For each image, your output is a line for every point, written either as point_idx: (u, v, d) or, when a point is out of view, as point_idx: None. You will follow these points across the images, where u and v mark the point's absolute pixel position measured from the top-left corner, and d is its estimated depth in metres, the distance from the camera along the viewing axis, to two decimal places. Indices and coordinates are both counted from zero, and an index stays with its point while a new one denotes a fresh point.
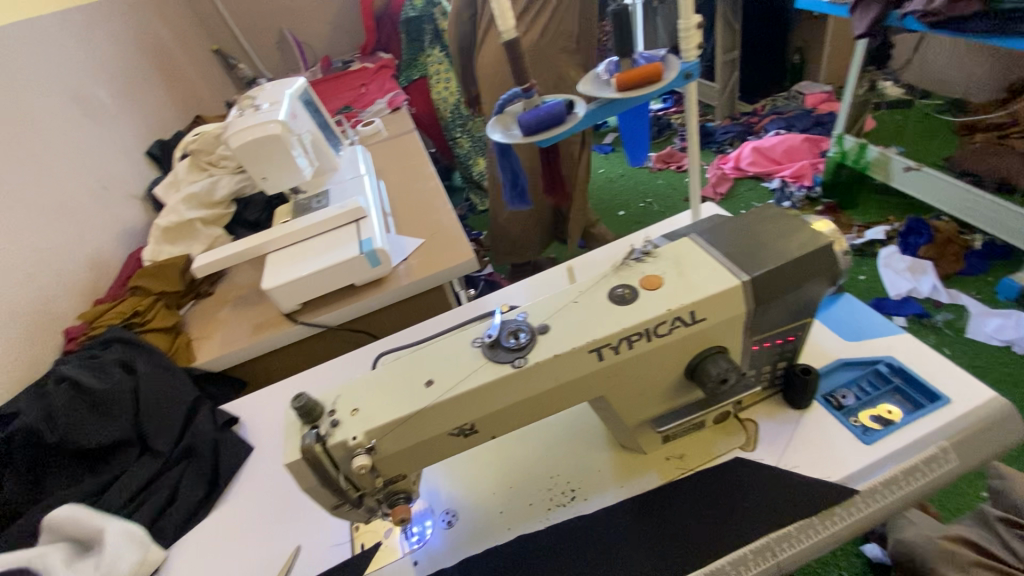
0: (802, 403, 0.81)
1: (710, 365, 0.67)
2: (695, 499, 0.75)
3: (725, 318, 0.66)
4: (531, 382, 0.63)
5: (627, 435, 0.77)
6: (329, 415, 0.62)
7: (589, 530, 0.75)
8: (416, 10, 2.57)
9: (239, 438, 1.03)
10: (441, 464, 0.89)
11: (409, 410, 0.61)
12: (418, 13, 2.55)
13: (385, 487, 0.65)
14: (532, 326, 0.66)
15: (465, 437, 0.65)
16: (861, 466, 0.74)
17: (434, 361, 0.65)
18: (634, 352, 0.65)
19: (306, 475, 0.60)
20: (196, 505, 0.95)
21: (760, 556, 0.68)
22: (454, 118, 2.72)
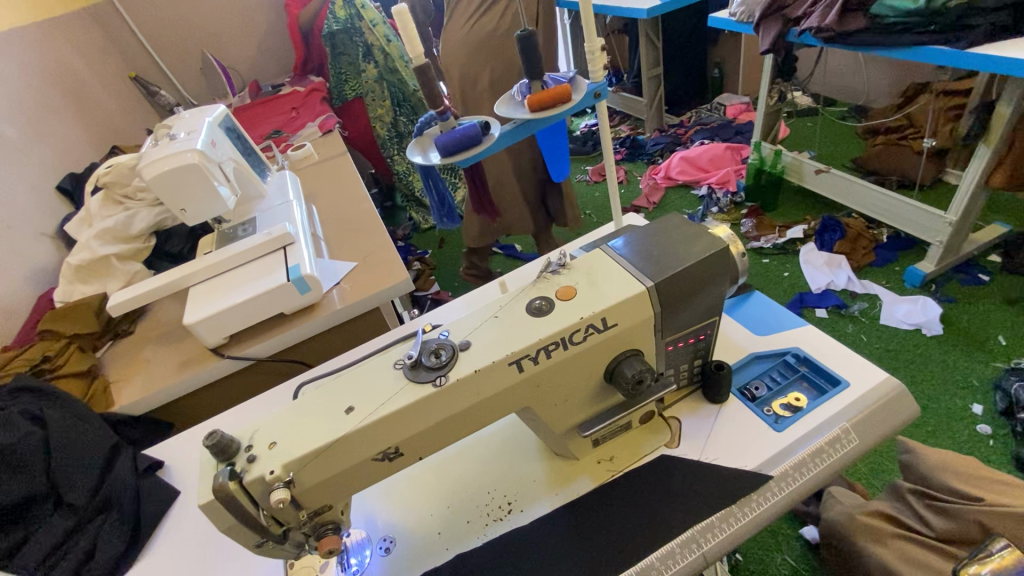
0: (719, 397, 0.86)
1: (626, 368, 0.71)
2: (625, 500, 0.78)
3: (637, 323, 0.70)
4: (454, 399, 0.64)
5: (558, 443, 0.79)
6: (246, 451, 0.61)
7: (526, 541, 0.76)
8: (340, 23, 2.44)
9: (164, 483, 0.98)
10: (378, 490, 0.88)
11: (329, 438, 0.60)
12: (343, 26, 2.44)
13: (311, 519, 0.64)
14: (453, 343, 0.67)
15: (391, 460, 0.64)
16: (774, 453, 0.79)
17: (355, 386, 0.65)
18: (552, 361, 0.67)
19: (222, 515, 0.58)
20: (118, 558, 0.89)
21: (686, 549, 0.71)
22: (390, 136, 2.71)
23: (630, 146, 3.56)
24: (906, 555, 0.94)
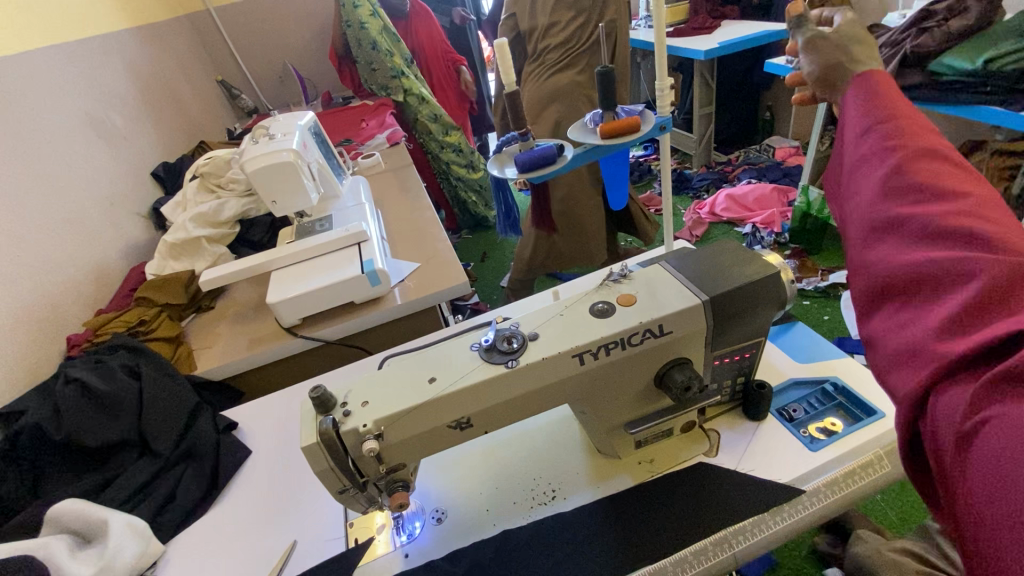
0: (759, 414, 0.91)
1: (676, 373, 0.78)
2: (663, 500, 0.84)
3: (689, 333, 0.77)
4: (522, 381, 0.72)
5: (603, 440, 0.86)
6: (341, 407, 0.70)
7: (568, 525, 0.83)
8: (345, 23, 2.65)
9: (238, 441, 1.09)
10: (432, 467, 0.96)
11: (413, 402, 0.69)
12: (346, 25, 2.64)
13: (387, 474, 0.73)
14: (523, 333, 0.75)
15: (462, 430, 0.73)
16: (807, 471, 0.84)
17: (436, 362, 0.74)
18: (610, 358, 0.75)
19: (318, 457, 0.67)
20: (194, 504, 0.99)
21: (718, 547, 0.77)
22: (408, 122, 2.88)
23: (676, 180, 3.64)
24: None
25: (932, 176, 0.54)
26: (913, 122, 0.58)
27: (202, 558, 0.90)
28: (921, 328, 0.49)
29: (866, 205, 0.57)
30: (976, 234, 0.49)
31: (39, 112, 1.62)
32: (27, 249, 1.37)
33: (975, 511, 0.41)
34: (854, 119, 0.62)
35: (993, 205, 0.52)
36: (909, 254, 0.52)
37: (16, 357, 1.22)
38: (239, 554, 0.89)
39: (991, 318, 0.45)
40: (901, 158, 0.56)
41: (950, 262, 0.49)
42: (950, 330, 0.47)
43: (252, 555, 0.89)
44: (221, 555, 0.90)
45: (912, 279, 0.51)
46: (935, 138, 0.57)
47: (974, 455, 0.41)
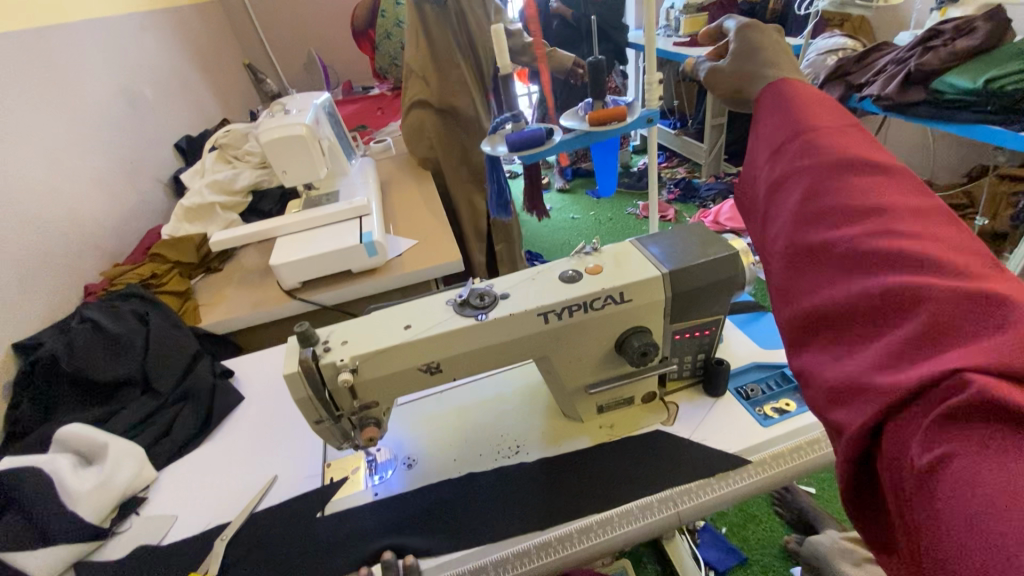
0: (717, 391, 0.96)
1: (635, 340, 0.84)
2: (617, 459, 0.90)
3: (649, 303, 0.83)
4: (489, 333, 0.79)
5: (566, 401, 0.92)
6: (322, 343, 0.77)
7: (527, 475, 0.89)
8: None
9: (234, 388, 1.16)
10: (408, 421, 1.03)
11: (388, 342, 0.76)
12: None
13: (360, 410, 0.80)
14: (495, 292, 0.82)
15: (431, 375, 0.80)
16: (755, 443, 0.89)
17: (413, 311, 0.81)
18: (573, 320, 0.81)
19: (298, 386, 0.74)
20: (188, 439, 1.07)
21: (664, 504, 0.83)
22: None
23: (684, 187, 3.69)
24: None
25: (860, 187, 0.52)
26: (834, 131, 0.56)
27: (191, 485, 0.98)
28: (862, 362, 0.46)
29: (794, 223, 0.55)
30: (909, 252, 0.46)
31: (75, 77, 1.72)
32: (55, 201, 1.47)
33: (943, 552, 0.37)
34: (773, 135, 0.60)
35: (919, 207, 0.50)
36: (842, 281, 0.49)
37: (39, 298, 1.31)
38: (225, 484, 0.97)
39: (927, 332, 0.42)
40: (827, 172, 0.53)
41: (882, 282, 0.46)
42: (889, 361, 0.44)
43: (237, 485, 0.96)
44: (209, 484, 0.97)
45: (849, 304, 0.48)
46: (860, 149, 0.55)
47: (937, 498, 0.38)
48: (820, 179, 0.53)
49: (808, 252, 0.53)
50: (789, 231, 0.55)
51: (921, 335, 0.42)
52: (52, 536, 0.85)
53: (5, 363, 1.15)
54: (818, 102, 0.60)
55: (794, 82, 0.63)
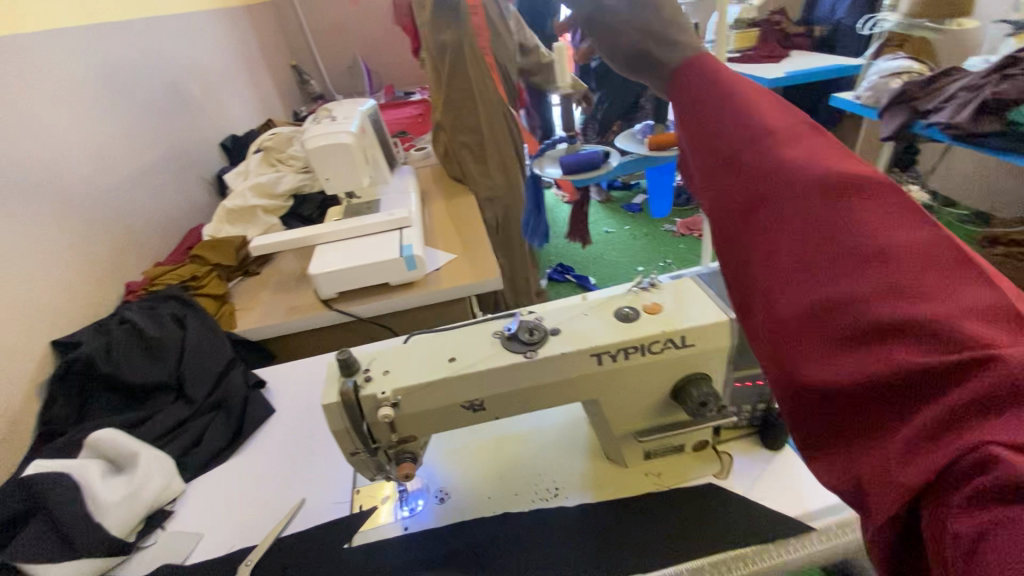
0: (775, 444, 0.89)
1: (694, 389, 0.77)
2: (664, 513, 0.83)
3: (712, 349, 0.77)
4: (538, 372, 0.74)
5: (613, 444, 0.86)
6: (363, 373, 0.74)
7: (566, 522, 0.83)
8: None
9: (266, 400, 1.14)
10: (441, 450, 0.98)
11: (431, 377, 0.72)
12: None
13: (397, 444, 0.75)
14: (546, 327, 0.77)
15: (474, 412, 0.75)
16: (820, 506, 0.81)
17: (458, 344, 0.76)
18: (628, 363, 0.76)
19: (335, 417, 0.71)
20: (217, 451, 1.05)
21: (717, 568, 0.73)
22: None
23: None
24: None
25: (848, 201, 0.44)
26: (802, 136, 0.50)
27: (218, 501, 0.95)
28: (885, 443, 0.38)
29: (774, 260, 0.45)
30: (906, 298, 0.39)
31: (128, 76, 1.75)
32: (103, 199, 1.48)
33: None
34: (734, 149, 0.51)
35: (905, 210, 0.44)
36: (832, 338, 0.41)
37: (82, 295, 1.32)
38: (251, 503, 0.94)
39: (960, 401, 0.35)
40: (807, 190, 0.45)
41: (902, 345, 0.38)
42: (911, 440, 0.36)
43: (263, 505, 0.93)
44: (236, 501, 0.95)
45: (863, 366, 0.39)
46: (817, 155, 0.47)
47: None
48: (807, 203, 0.45)
49: (797, 294, 0.43)
50: (767, 271, 0.46)
51: (968, 399, 0.34)
52: (78, 549, 0.83)
53: (44, 359, 1.15)
54: (759, 105, 0.53)
55: (735, 84, 0.56)
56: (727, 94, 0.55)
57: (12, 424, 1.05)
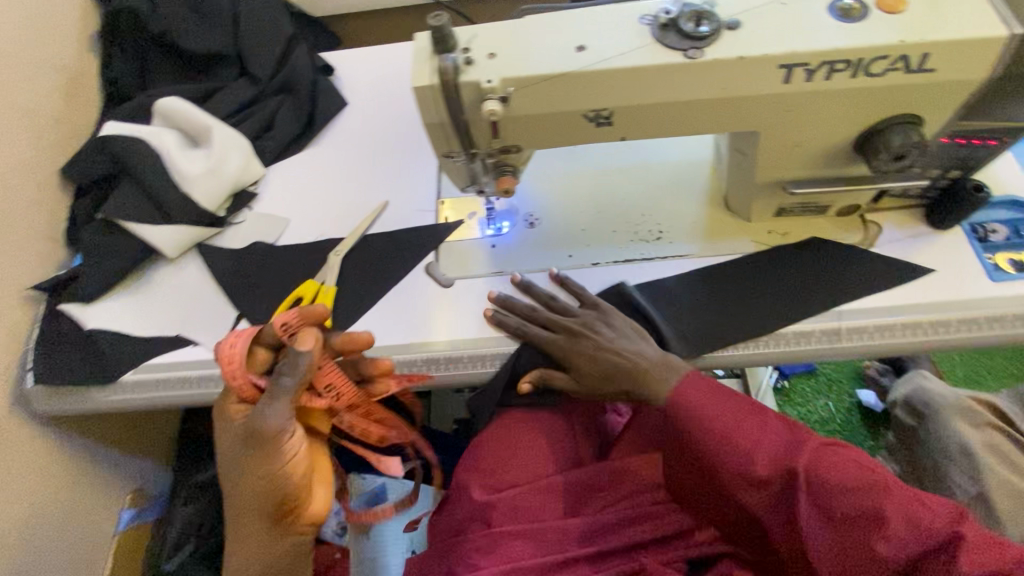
0: (945, 222, 0.72)
1: (896, 136, 0.57)
2: (764, 270, 0.74)
3: (955, 78, 0.54)
4: (695, 81, 0.54)
5: (746, 192, 0.70)
6: (463, 52, 0.56)
7: (663, 267, 0.76)
8: None
9: (336, 88, 1.00)
10: (533, 171, 0.87)
11: (554, 69, 0.54)
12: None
13: (497, 154, 0.63)
14: (720, 18, 0.54)
15: (597, 126, 0.59)
16: (972, 297, 0.68)
17: (592, 25, 0.55)
18: (827, 85, 0.54)
19: (429, 106, 0.57)
20: (291, 139, 0.96)
21: (747, 342, 0.71)
22: None
23: None
24: (993, 444, 0.92)
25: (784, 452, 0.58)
26: (743, 417, 0.61)
27: (298, 190, 0.91)
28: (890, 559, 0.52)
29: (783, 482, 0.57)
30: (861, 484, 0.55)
31: None
32: None
33: None
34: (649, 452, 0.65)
35: (759, 463, 0.58)
36: (835, 521, 0.54)
37: None
38: (332, 196, 0.90)
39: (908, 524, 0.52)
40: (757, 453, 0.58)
41: (857, 502, 0.54)
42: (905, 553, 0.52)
43: (344, 201, 0.89)
44: (317, 192, 0.91)
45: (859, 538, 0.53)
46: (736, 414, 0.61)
47: None
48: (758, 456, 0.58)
49: (811, 507, 0.55)
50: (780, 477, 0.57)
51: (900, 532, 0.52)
52: (174, 217, 0.84)
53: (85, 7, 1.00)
54: (719, 421, 0.61)
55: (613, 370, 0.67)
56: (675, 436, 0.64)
57: (76, 76, 0.97)
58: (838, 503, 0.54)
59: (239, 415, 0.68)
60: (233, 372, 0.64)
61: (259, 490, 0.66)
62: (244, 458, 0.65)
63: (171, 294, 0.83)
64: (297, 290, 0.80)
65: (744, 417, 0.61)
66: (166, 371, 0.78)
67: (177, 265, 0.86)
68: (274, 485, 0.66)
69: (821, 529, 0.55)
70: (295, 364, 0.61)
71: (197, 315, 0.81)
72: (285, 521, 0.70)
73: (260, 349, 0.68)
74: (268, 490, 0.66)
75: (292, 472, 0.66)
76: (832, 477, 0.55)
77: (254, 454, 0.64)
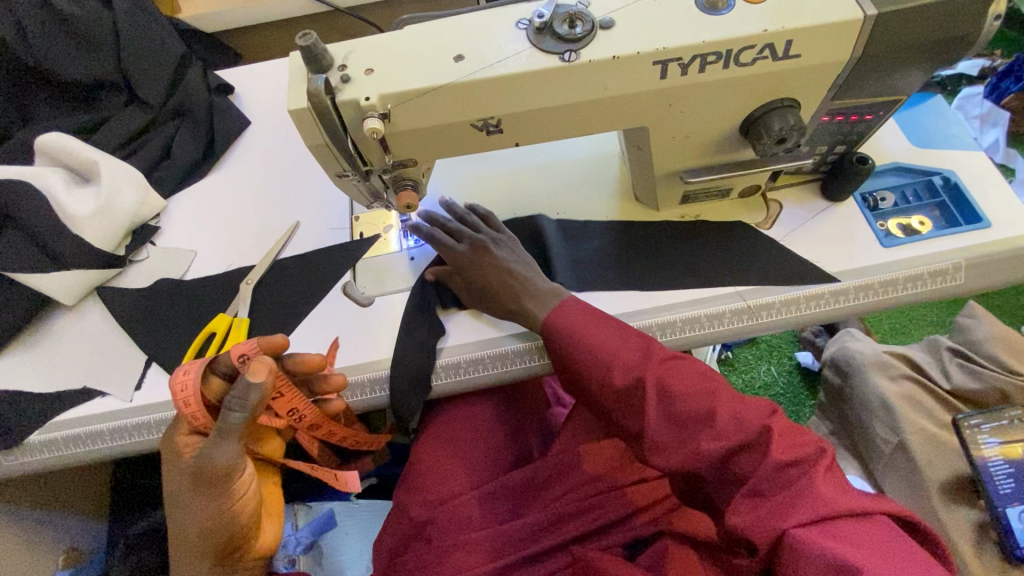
0: (839, 194, 0.75)
1: (775, 120, 0.59)
2: (676, 256, 0.75)
3: (822, 62, 0.57)
4: (576, 83, 0.54)
5: (650, 183, 0.71)
6: (339, 69, 0.54)
7: (581, 262, 0.76)
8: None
9: (235, 108, 0.96)
10: (446, 177, 0.85)
11: (432, 82, 0.53)
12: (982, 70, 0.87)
13: (394, 169, 0.62)
14: (594, 17, 0.54)
15: (487, 134, 0.58)
16: (864, 265, 0.72)
17: (468, 34, 0.55)
18: (703, 77, 0.56)
19: (311, 128, 0.55)
20: (193, 165, 0.91)
21: (666, 329, 0.71)
22: None
23: None
24: (911, 396, 0.98)
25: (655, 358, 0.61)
26: (620, 326, 0.64)
27: (205, 219, 0.87)
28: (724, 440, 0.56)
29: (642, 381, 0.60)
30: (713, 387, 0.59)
31: None
32: None
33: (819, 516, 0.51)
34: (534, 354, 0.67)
35: (625, 358, 0.61)
36: (681, 409, 0.58)
37: None
38: (241, 222, 0.86)
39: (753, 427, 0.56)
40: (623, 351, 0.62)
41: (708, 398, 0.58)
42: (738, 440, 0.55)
43: (254, 225, 0.86)
44: (225, 219, 0.87)
45: (700, 423, 0.57)
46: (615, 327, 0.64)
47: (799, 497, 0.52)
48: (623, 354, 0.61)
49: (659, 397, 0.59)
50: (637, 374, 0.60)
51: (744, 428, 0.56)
52: (64, 261, 0.78)
53: None
54: (595, 340, 0.63)
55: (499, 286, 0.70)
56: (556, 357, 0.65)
57: None
58: (693, 392, 0.58)
59: (189, 447, 0.64)
60: (192, 411, 0.61)
61: (201, 531, 0.61)
62: (185, 495, 0.61)
63: (70, 344, 0.78)
64: (210, 325, 0.76)
65: (620, 330, 0.64)
66: (72, 428, 0.72)
67: (77, 312, 0.80)
68: (218, 526, 0.61)
69: (669, 417, 0.58)
70: (245, 399, 0.57)
71: (102, 364, 0.76)
72: (233, 560, 0.65)
73: (216, 379, 0.63)
74: (208, 533, 0.61)
75: (241, 506, 0.62)
76: (679, 388, 0.58)
77: (201, 491, 0.60)
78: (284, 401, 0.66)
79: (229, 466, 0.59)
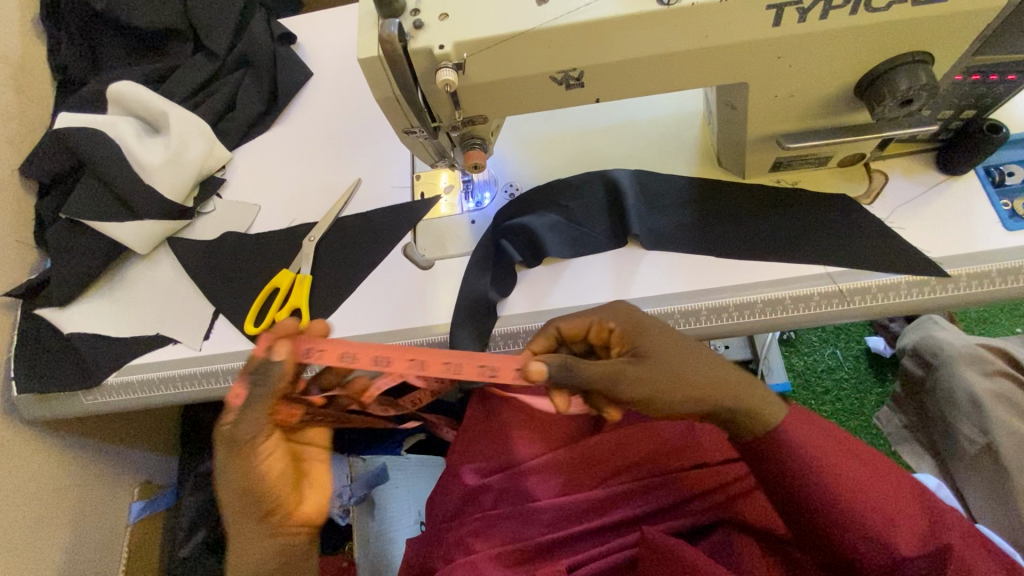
0: (957, 168, 0.66)
1: (903, 79, 0.51)
2: (759, 231, 0.69)
3: (971, 7, 0.48)
4: (674, 30, 0.48)
5: (738, 147, 0.64)
6: (412, 14, 0.50)
7: (652, 233, 0.71)
8: None
9: (297, 59, 0.94)
10: (511, 138, 0.81)
11: (511, 29, 0.48)
12: None
13: (463, 125, 0.58)
14: None
15: (567, 89, 0.53)
16: (981, 250, 0.64)
17: None
18: (823, 25, 0.48)
19: (380, 79, 0.52)
20: (257, 118, 0.91)
21: (743, 311, 0.66)
22: None
23: None
24: (1006, 395, 0.89)
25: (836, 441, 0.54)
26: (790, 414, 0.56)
27: (267, 173, 0.87)
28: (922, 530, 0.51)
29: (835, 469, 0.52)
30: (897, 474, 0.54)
31: None
32: None
33: None
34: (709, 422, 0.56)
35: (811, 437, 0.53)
36: (875, 497, 0.51)
37: None
38: (303, 177, 0.85)
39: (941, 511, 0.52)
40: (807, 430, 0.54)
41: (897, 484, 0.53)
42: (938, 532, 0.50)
43: (315, 181, 0.85)
44: (287, 175, 0.86)
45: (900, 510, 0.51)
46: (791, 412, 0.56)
47: None
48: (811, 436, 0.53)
49: (857, 482, 0.52)
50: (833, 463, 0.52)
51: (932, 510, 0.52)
52: (138, 211, 0.80)
53: None
54: (837, 465, 0.52)
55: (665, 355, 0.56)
56: (777, 474, 0.54)
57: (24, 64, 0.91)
58: (884, 483, 0.52)
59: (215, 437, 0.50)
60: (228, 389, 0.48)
61: (239, 497, 0.48)
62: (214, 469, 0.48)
63: (145, 292, 0.80)
64: (273, 280, 0.77)
65: (818, 434, 0.54)
66: (149, 373, 0.76)
67: (151, 261, 0.82)
68: (261, 488, 0.48)
69: (874, 503, 0.51)
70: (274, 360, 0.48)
71: (174, 313, 0.78)
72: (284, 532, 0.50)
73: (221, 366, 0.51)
74: (250, 496, 0.48)
75: (272, 466, 0.49)
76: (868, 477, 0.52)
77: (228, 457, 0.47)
78: (335, 350, 0.52)
79: (256, 426, 0.47)
